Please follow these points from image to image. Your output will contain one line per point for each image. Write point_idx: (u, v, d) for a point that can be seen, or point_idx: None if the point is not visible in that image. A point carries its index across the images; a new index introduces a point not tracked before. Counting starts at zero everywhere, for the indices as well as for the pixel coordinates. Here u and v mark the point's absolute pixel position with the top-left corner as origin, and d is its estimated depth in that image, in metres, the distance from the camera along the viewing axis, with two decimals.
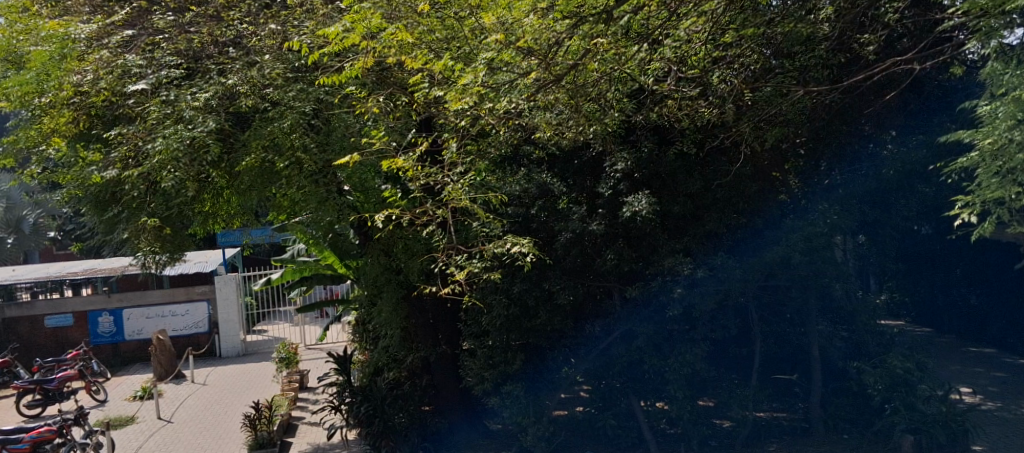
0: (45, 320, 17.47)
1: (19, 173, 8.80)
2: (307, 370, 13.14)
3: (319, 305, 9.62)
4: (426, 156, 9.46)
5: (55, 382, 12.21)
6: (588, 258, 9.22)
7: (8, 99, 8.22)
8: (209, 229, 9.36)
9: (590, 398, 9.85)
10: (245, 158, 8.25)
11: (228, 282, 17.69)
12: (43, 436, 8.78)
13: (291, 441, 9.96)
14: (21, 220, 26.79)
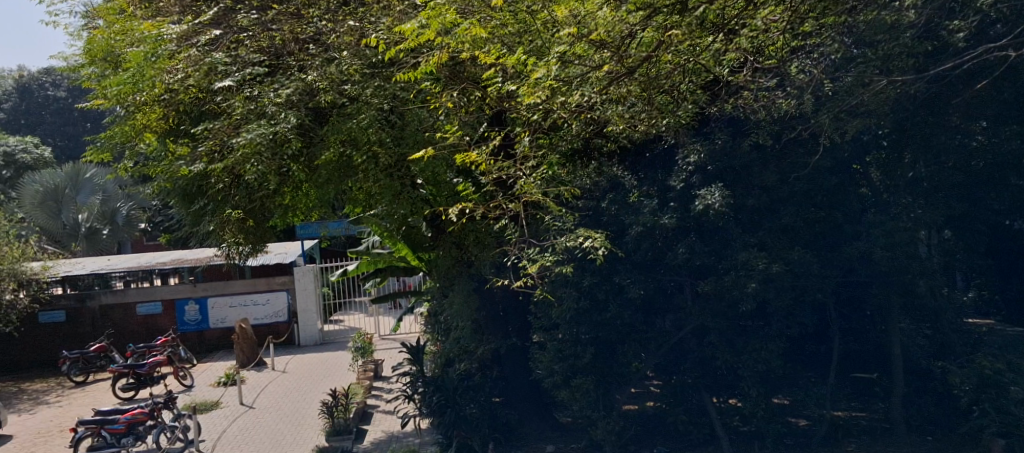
0: (137, 308, 18.36)
1: (115, 167, 9.35)
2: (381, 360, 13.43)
3: (392, 296, 9.76)
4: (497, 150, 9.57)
5: (146, 367, 12.63)
6: (659, 252, 9.13)
7: (106, 96, 8.83)
8: (290, 221, 9.71)
9: (660, 393, 9.70)
10: (324, 152, 8.57)
11: (306, 273, 18.19)
12: (137, 418, 9.17)
13: (366, 429, 10.18)
14: (115, 211, 27.75)
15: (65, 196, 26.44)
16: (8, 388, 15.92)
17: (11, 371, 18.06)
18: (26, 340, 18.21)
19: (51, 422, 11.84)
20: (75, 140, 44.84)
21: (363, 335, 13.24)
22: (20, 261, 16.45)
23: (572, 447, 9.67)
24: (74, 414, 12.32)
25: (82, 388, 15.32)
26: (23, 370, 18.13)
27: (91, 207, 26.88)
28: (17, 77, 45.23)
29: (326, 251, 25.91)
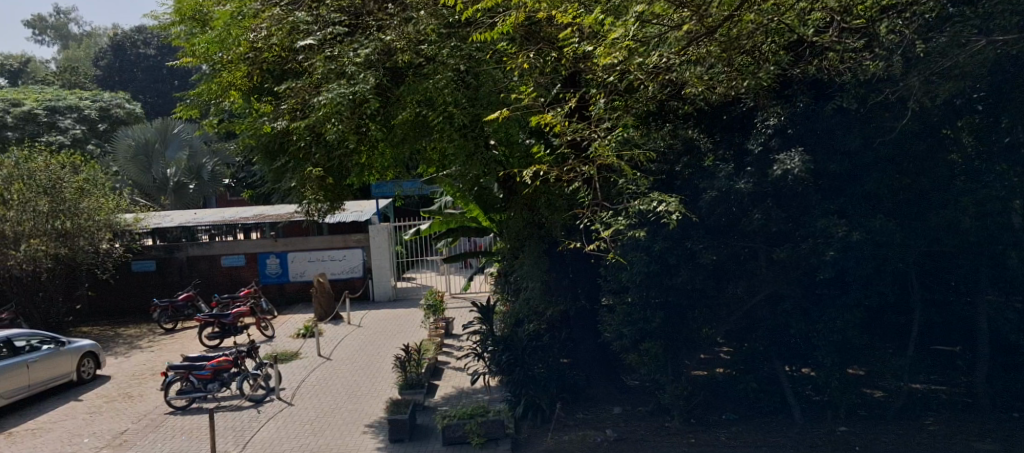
0: (221, 260, 18.98)
1: (203, 124, 9.71)
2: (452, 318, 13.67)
3: (464, 256, 9.87)
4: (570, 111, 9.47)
5: (230, 318, 13.28)
6: (734, 218, 8.92)
7: (194, 55, 9.45)
8: (365, 180, 9.87)
9: (730, 361, 9.61)
10: (401, 112, 8.68)
11: (381, 231, 18.49)
12: (222, 365, 9.69)
13: (437, 384, 10.45)
14: (200, 167, 27.38)
15: (155, 152, 26.79)
16: (105, 332, 16.92)
17: (108, 316, 19.28)
18: (120, 288, 19.33)
19: (145, 365, 12.54)
20: (165, 97, 45.73)
21: (434, 293, 13.51)
22: (113, 213, 17.28)
23: (638, 410, 9.72)
24: (165, 359, 12.99)
25: (171, 335, 16.11)
26: (118, 316, 19.32)
27: (178, 162, 26.79)
28: (111, 35, 46.01)
29: (400, 211, 26.30)
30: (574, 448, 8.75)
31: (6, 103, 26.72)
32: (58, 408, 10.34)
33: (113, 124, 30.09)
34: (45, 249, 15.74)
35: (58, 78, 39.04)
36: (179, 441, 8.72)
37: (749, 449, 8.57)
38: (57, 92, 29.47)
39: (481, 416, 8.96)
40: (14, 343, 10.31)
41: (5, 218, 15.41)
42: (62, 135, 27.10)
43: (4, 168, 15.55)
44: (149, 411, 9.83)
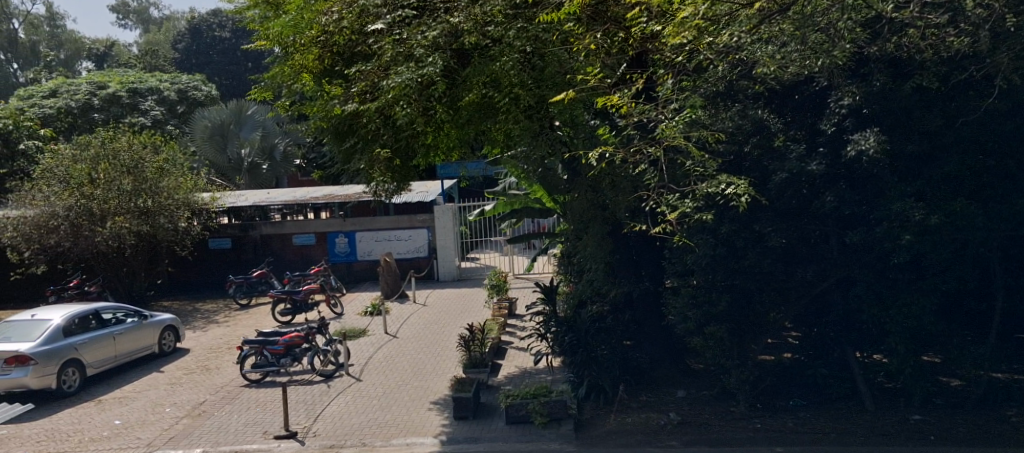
0: (294, 239, 19.57)
1: (275, 105, 10.09)
2: (516, 298, 13.79)
3: (527, 237, 9.87)
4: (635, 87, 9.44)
5: (302, 295, 13.62)
6: (805, 200, 8.69)
7: (269, 38, 9.69)
8: (431, 161, 9.93)
9: (799, 345, 9.49)
10: (468, 94, 8.72)
11: (445, 212, 18.63)
12: (293, 341, 10.12)
13: (500, 364, 10.57)
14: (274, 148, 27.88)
15: (230, 132, 27.17)
16: (183, 306, 17.66)
17: (187, 291, 20.06)
18: (199, 264, 20.07)
19: (222, 339, 12.99)
20: (239, 78, 46.51)
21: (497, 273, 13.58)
22: (190, 192, 17.88)
23: (703, 394, 9.66)
24: (240, 333, 13.48)
25: (245, 310, 16.63)
26: (196, 291, 20.07)
27: (252, 142, 27.20)
28: (189, 20, 47.21)
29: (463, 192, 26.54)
30: (637, 430, 8.76)
31: (93, 85, 28.09)
32: (143, 377, 10.85)
33: (190, 106, 31.13)
34: (128, 226, 16.56)
35: (140, 61, 40.32)
36: (253, 413, 9.19)
37: (816, 436, 8.44)
38: (138, 74, 30.38)
39: (544, 396, 9.07)
40: (101, 315, 10.80)
41: (92, 196, 16.35)
42: (143, 116, 28.30)
43: (92, 150, 16.65)
44: (225, 383, 10.26)
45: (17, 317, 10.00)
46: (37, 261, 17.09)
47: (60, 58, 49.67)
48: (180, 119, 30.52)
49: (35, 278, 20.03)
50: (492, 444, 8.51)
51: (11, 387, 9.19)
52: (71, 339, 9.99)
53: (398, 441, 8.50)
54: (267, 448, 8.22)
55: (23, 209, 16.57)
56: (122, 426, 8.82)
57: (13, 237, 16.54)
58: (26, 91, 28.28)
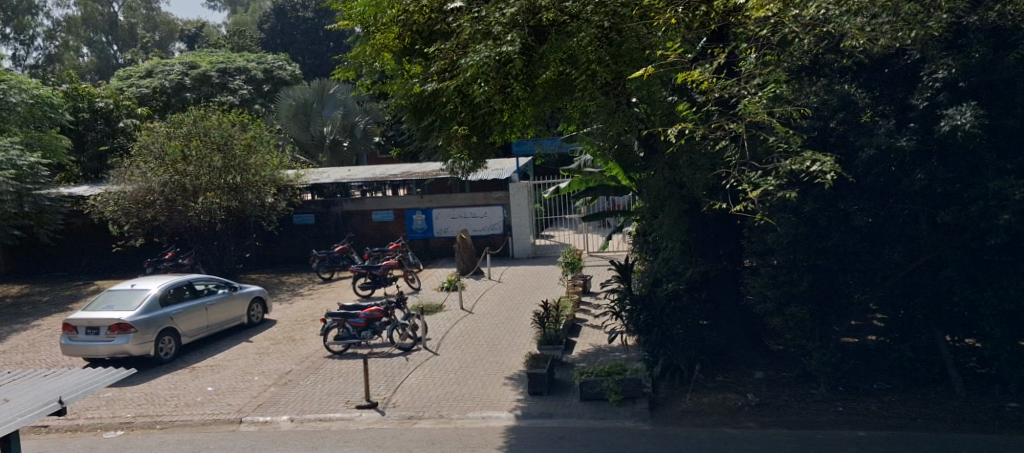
0: (373, 215, 20.00)
1: (358, 84, 10.29)
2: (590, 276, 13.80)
3: (602, 215, 9.84)
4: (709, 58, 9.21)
5: (381, 269, 13.96)
6: (894, 178, 8.28)
7: (351, 19, 9.80)
8: (508, 138, 9.95)
9: (884, 327, 9.18)
10: (545, 71, 8.64)
11: (520, 189, 18.69)
12: (374, 315, 10.46)
13: (575, 341, 10.62)
14: (355, 125, 28.41)
15: (313, 111, 27.77)
16: (271, 279, 18.37)
17: (273, 265, 20.78)
18: (285, 239, 20.71)
19: (306, 311, 13.45)
20: (322, 58, 46.05)
21: (571, 251, 13.68)
22: (276, 170, 18.35)
23: (782, 375, 9.51)
24: (323, 306, 13.94)
25: (328, 284, 17.17)
26: (281, 265, 20.77)
27: (333, 121, 27.70)
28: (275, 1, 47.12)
29: (539, 170, 26.58)
30: (714, 410, 8.68)
31: (186, 65, 29.31)
32: (233, 346, 11.38)
33: (275, 85, 31.78)
34: (219, 202, 17.21)
35: (229, 41, 41.27)
36: (336, 383, 9.60)
37: (901, 421, 8.19)
38: (227, 54, 31.39)
39: (618, 374, 9.09)
40: (195, 286, 11.30)
41: (185, 173, 17.13)
42: (232, 95, 29.27)
43: (185, 127, 17.38)
44: (309, 354, 10.70)
45: (118, 287, 10.56)
46: (135, 234, 18.07)
47: (156, 40, 48.38)
48: (266, 99, 31.09)
49: (133, 251, 21.17)
50: (567, 420, 8.59)
51: (114, 352, 9.77)
52: (167, 309, 10.51)
53: (474, 415, 8.70)
54: (349, 418, 8.63)
55: (123, 185, 17.45)
56: (215, 394, 9.35)
57: (115, 211, 17.43)
58: (124, 71, 29.72)
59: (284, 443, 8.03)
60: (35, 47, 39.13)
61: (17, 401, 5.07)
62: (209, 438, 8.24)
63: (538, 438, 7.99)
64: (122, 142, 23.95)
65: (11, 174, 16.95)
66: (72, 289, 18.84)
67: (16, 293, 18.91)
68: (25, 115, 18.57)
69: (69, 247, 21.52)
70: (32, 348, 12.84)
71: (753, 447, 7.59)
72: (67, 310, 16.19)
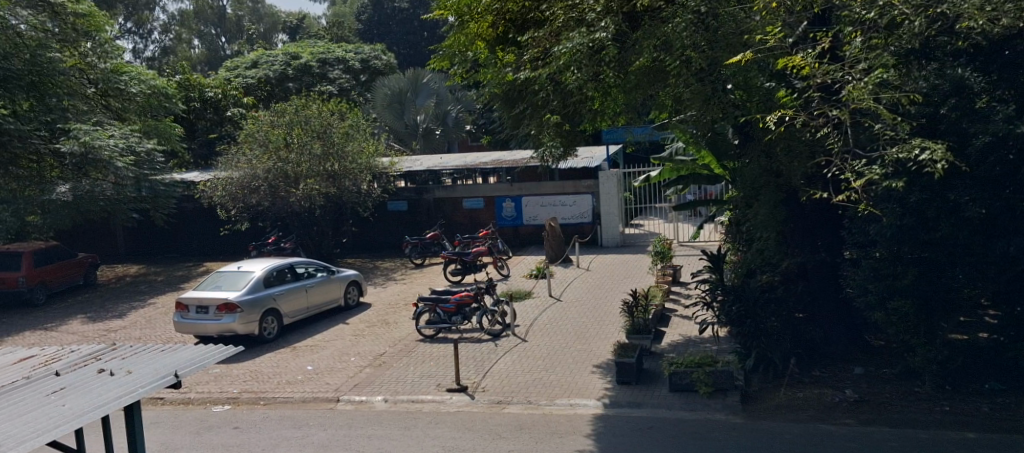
0: (464, 203, 20.31)
1: (452, 73, 10.45)
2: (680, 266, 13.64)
3: (694, 204, 9.68)
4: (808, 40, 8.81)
5: (471, 256, 14.18)
6: (1013, 168, 7.60)
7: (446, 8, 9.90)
8: (598, 126, 9.91)
9: (998, 325, 8.67)
10: (638, 58, 8.56)
11: (610, 178, 18.46)
12: (464, 300, 10.69)
13: (664, 331, 10.57)
14: (447, 114, 28.68)
15: (407, 99, 28.38)
16: (366, 264, 18.97)
17: (369, 249, 21.34)
18: (379, 226, 21.28)
19: (399, 296, 13.80)
20: (416, 48, 46.25)
21: (661, 240, 13.46)
22: (372, 157, 18.87)
23: (883, 372, 9.17)
24: (415, 290, 14.29)
25: (419, 269, 17.58)
26: (376, 249, 21.30)
27: (426, 109, 28.11)
28: None
29: (628, 158, 26.36)
30: (809, 405, 8.44)
31: (289, 57, 30.57)
32: (331, 328, 11.81)
33: (372, 75, 32.59)
34: (319, 188, 17.86)
35: (329, 32, 42.48)
36: (427, 367, 9.83)
37: (1014, 424, 7.75)
38: (326, 44, 32.31)
39: (709, 365, 8.94)
40: (296, 269, 11.74)
41: (287, 160, 17.90)
42: (331, 85, 30.52)
43: (287, 116, 18.19)
44: (401, 338, 11.03)
45: (225, 269, 11.09)
46: (241, 218, 19.05)
47: (260, 32, 47.75)
48: (364, 87, 31.96)
49: (238, 235, 22.25)
50: (655, 410, 8.52)
51: (222, 331, 10.31)
52: (270, 290, 10.98)
53: (561, 401, 8.73)
54: (440, 400, 8.82)
55: (231, 172, 18.28)
56: (315, 373, 9.76)
57: (223, 196, 18.30)
58: (231, 62, 31.22)
59: (378, 423, 8.28)
60: (151, 40, 41.35)
61: (138, 372, 5.48)
62: (308, 415, 8.59)
63: (626, 428, 7.95)
64: (229, 130, 25.17)
65: (131, 160, 18.23)
66: (184, 269, 19.99)
67: (135, 272, 20.25)
68: (144, 105, 19.74)
69: (181, 230, 22.73)
70: (151, 324, 13.73)
71: (851, 444, 7.36)
72: (178, 289, 17.22)
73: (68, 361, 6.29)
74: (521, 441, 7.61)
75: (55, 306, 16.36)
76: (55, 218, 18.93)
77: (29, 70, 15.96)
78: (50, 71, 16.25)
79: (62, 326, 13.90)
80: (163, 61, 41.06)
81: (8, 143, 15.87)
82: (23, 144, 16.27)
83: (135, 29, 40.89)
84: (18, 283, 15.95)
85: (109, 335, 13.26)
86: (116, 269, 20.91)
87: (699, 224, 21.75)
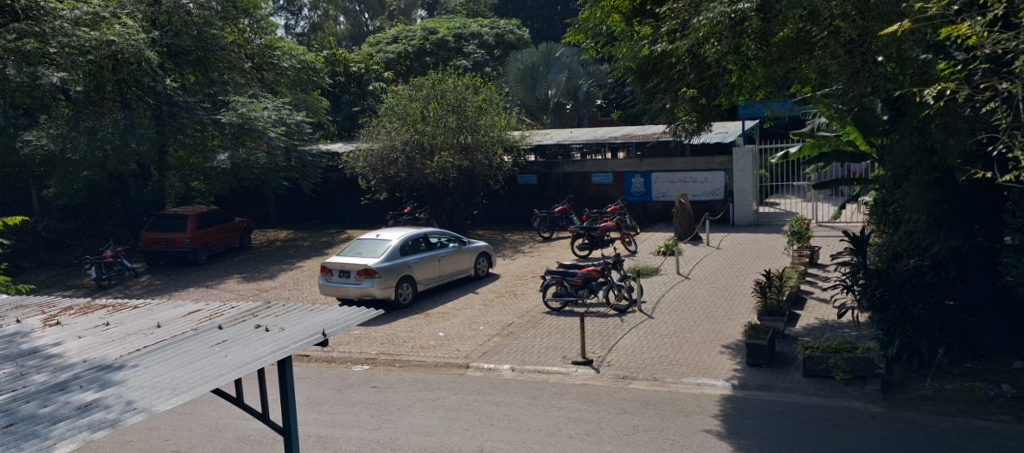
0: (593, 177, 20.35)
1: (588, 46, 10.49)
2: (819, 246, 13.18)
3: (835, 183, 9.24)
4: (977, 6, 7.92)
5: (599, 230, 14.24)
6: None
7: None
8: (735, 100, 9.62)
9: None
10: (781, 29, 8.10)
11: (745, 154, 18.07)
12: (591, 274, 10.88)
13: (799, 314, 10.37)
14: (578, 88, 28.54)
15: (539, 74, 28.43)
16: (496, 236, 19.39)
17: (497, 222, 21.79)
18: (508, 198, 21.67)
19: (527, 268, 14.06)
20: (550, 22, 45.38)
21: (800, 220, 12.97)
22: (504, 130, 19.15)
23: None
24: (544, 263, 14.52)
25: (548, 243, 17.82)
26: (504, 222, 21.72)
27: (559, 82, 28.12)
28: None
29: (765, 135, 25.36)
30: (958, 398, 7.90)
31: (427, 31, 31.51)
32: (463, 296, 12.23)
33: (505, 49, 32.82)
34: (453, 161, 18.38)
35: (464, 8, 42.93)
36: (553, 339, 9.99)
37: None
38: (463, 19, 32.84)
39: (847, 351, 8.58)
40: (429, 239, 12.17)
41: (424, 132, 18.50)
42: (466, 59, 31.12)
43: (425, 90, 18.87)
44: (530, 309, 11.31)
45: (365, 236, 11.64)
46: (380, 188, 19.93)
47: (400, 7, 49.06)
48: (497, 62, 32.29)
49: (376, 204, 23.27)
50: (787, 394, 8.26)
51: (361, 294, 10.87)
52: (406, 257, 11.45)
53: (689, 380, 8.64)
54: (566, 372, 8.93)
55: (372, 143, 19.12)
56: (446, 339, 10.14)
57: (364, 167, 19.23)
58: (373, 37, 32.39)
59: (506, 390, 8.48)
60: (302, 17, 43.53)
61: (289, 330, 5.80)
62: (440, 379, 8.92)
63: (756, 410, 7.78)
64: (371, 104, 26.35)
65: (283, 130, 19.47)
66: (328, 235, 21.14)
67: (284, 236, 21.68)
68: (294, 78, 21.22)
69: (325, 199, 24.01)
70: (299, 285, 14.71)
71: (1006, 441, 6.82)
72: (321, 253, 18.24)
73: (228, 316, 6.75)
74: (647, 416, 7.60)
75: (214, 266, 17.76)
76: (215, 186, 19.72)
77: (195, 46, 18.91)
78: (212, 46, 19.05)
79: (221, 284, 15.17)
80: (312, 37, 43.19)
81: (178, 115, 18.33)
82: (191, 115, 18.36)
83: (287, 5, 43.14)
84: (184, 244, 17.32)
85: (263, 294, 14.32)
86: (269, 233, 22.49)
87: (843, 204, 20.70)
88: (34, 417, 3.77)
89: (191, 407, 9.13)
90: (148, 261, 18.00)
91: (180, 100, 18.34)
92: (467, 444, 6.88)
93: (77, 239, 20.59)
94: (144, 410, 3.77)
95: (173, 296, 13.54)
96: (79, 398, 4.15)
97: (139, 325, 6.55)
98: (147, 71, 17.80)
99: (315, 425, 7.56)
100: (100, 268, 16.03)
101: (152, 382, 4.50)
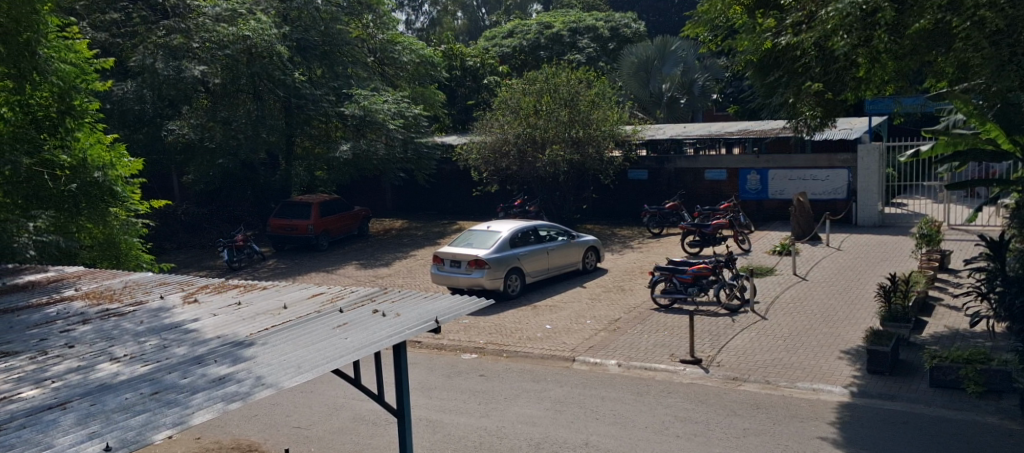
0: (706, 174, 19.92)
1: (707, 39, 10.29)
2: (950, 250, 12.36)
3: (971, 184, 8.62)
4: None
5: (712, 228, 13.91)
6: None
7: None
8: (862, 95, 9.09)
9: None
10: (919, 20, 7.63)
11: (871, 152, 17.18)
12: (701, 272, 10.71)
13: (926, 321, 9.80)
14: (693, 82, 27.94)
15: (654, 68, 27.92)
16: (603, 230, 19.33)
17: (605, 216, 21.69)
18: (616, 193, 21.55)
19: (636, 263, 13.95)
20: (666, 14, 44.55)
21: (930, 221, 12.20)
22: (616, 125, 19.05)
23: None
24: (653, 259, 14.37)
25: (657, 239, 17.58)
26: (612, 216, 21.61)
27: (672, 77, 27.64)
28: None
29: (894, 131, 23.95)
30: None
31: (542, 26, 31.76)
32: (570, 289, 12.29)
33: (619, 43, 32.39)
34: (563, 154, 18.41)
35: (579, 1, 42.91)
36: (661, 336, 9.90)
37: None
38: (577, 13, 32.84)
39: (981, 362, 7.97)
40: (539, 232, 12.31)
41: (536, 126, 18.71)
42: (579, 53, 31.16)
43: (538, 84, 19.08)
44: (638, 305, 11.25)
45: (476, 227, 11.91)
46: (491, 180, 20.31)
47: None
48: (611, 55, 32.01)
49: (486, 196, 23.69)
50: (913, 405, 7.81)
51: (472, 285, 11.14)
52: (515, 250, 11.64)
53: (804, 384, 8.34)
54: (673, 370, 8.82)
55: (485, 136, 19.49)
56: (553, 332, 10.25)
57: (477, 159, 19.65)
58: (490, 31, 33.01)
59: (612, 385, 8.48)
60: (423, 12, 45.16)
61: (405, 316, 6.05)
62: (547, 371, 9.03)
63: (877, 420, 7.40)
64: (485, 97, 26.89)
65: (401, 123, 20.19)
66: (439, 226, 21.74)
67: (399, 225, 22.46)
68: (413, 72, 21.97)
69: (438, 191, 24.67)
70: (413, 273, 15.24)
71: None
72: (433, 242, 18.79)
73: (350, 299, 7.12)
74: (758, 420, 7.38)
75: (334, 251, 18.65)
76: (336, 175, 20.70)
77: (323, 41, 20.03)
78: (339, 40, 20.12)
79: (340, 270, 15.91)
80: (431, 31, 44.62)
81: (304, 106, 19.30)
82: (317, 107, 19.36)
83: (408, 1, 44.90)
84: (308, 230, 18.29)
85: (379, 281, 14.94)
86: (384, 222, 23.38)
87: (980, 205, 19.29)
88: (176, 387, 4.12)
89: (312, 386, 9.64)
90: (275, 246, 19.12)
91: (308, 92, 19.22)
92: (572, 436, 6.94)
93: (213, 223, 22.19)
94: (272, 385, 4.04)
95: (298, 279, 14.36)
96: (215, 371, 4.49)
97: (267, 306, 6.98)
98: (278, 64, 18.70)
99: (426, 409, 7.83)
100: (231, 251, 17.19)
101: (279, 360, 4.80)
